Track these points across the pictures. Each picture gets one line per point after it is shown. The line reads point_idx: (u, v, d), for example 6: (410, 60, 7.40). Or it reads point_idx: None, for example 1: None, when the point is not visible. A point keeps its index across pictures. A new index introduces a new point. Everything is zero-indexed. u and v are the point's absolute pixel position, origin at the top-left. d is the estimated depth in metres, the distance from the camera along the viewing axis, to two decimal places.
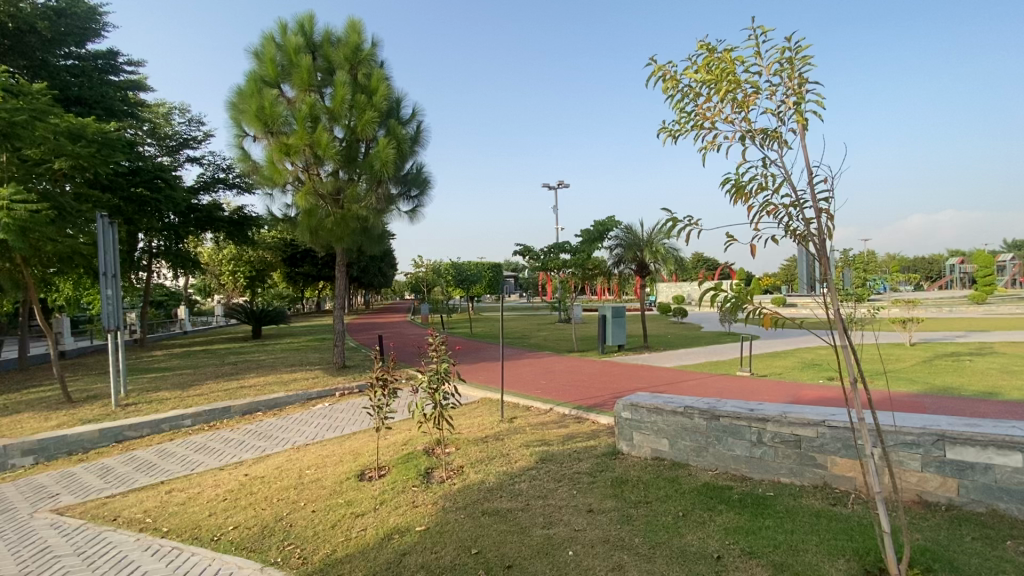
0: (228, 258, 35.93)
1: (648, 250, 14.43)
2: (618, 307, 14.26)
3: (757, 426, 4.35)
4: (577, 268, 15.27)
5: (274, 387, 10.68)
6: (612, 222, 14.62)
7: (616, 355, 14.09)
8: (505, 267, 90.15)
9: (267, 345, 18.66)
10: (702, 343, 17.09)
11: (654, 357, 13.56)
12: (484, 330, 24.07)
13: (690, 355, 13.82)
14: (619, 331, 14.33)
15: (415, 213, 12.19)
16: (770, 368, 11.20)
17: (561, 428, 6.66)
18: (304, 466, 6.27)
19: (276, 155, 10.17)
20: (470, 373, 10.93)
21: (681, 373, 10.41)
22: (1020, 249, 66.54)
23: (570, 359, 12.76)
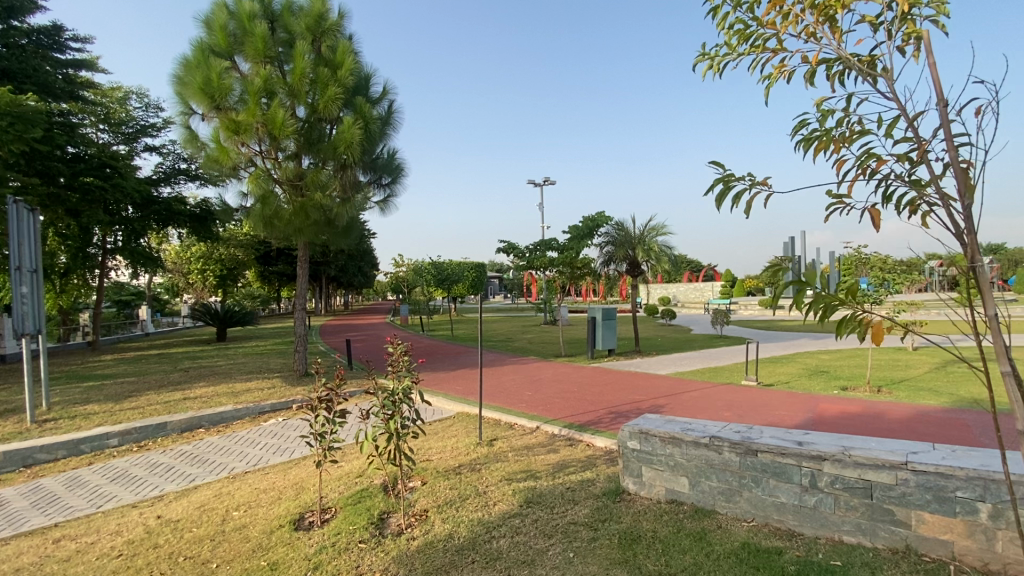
0: (197, 255, 34.09)
1: (641, 247, 13.39)
2: (609, 309, 13.24)
3: (810, 467, 3.31)
4: (564, 266, 14.19)
5: (223, 399, 9.39)
6: (602, 218, 13.58)
7: (607, 361, 13.06)
8: (490, 268, 88.92)
9: (229, 349, 17.22)
10: (696, 347, 16.17)
11: (649, 363, 12.53)
12: (466, 332, 22.89)
13: (686, 360, 12.85)
14: (610, 335, 13.29)
15: (386, 203, 11.06)
16: (775, 375, 10.27)
17: (550, 454, 5.56)
18: (233, 507, 5.05)
19: (224, 134, 8.97)
20: (447, 383, 9.76)
21: (682, 381, 9.39)
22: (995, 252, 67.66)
23: (558, 366, 11.64)
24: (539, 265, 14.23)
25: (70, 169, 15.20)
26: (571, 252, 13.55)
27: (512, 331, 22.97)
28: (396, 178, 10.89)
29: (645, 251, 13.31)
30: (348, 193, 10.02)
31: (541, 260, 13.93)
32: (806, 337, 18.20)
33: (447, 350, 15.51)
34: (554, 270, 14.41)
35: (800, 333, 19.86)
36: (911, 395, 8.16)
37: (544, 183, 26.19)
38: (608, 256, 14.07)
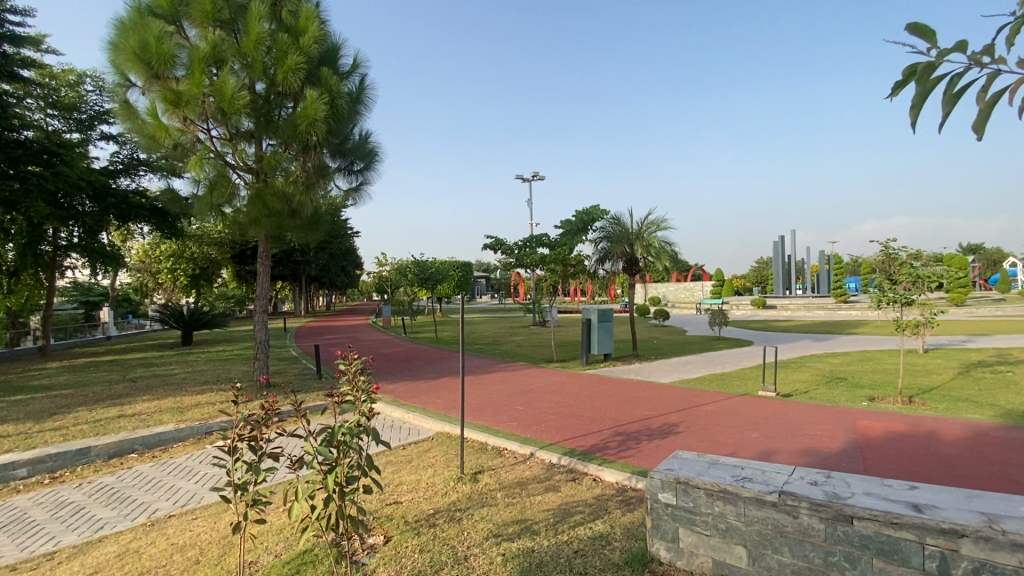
0: (167, 254, 32.37)
1: (639, 243, 12.33)
2: (605, 310, 12.17)
3: (942, 547, 2.30)
4: (556, 265, 12.92)
5: (165, 417, 8.11)
6: (598, 212, 12.51)
7: (604, 367, 11.99)
8: (476, 268, 87.34)
9: (192, 355, 15.85)
10: (695, 350, 15.21)
11: (649, 369, 11.48)
12: (451, 334, 21.64)
13: (688, 366, 11.83)
14: (606, 339, 12.21)
15: (358, 192, 9.87)
16: (791, 383, 9.29)
17: (551, 493, 4.45)
18: (136, 575, 3.82)
19: (161, 107, 7.67)
20: (425, 396, 8.60)
21: (692, 391, 8.35)
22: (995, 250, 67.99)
23: (552, 373, 10.52)
24: (529, 263, 13.05)
25: (8, 157, 13.68)
26: (563, 250, 12.41)
27: (499, 333, 21.77)
28: (369, 164, 9.72)
29: (643, 247, 12.25)
30: (311, 178, 8.81)
31: (531, 257, 12.76)
32: (808, 339, 17.34)
33: (429, 355, 14.27)
34: (545, 270, 13.22)
35: (800, 334, 19.01)
36: (952, 407, 7.23)
37: (533, 179, 25.03)
38: (604, 252, 13.01)
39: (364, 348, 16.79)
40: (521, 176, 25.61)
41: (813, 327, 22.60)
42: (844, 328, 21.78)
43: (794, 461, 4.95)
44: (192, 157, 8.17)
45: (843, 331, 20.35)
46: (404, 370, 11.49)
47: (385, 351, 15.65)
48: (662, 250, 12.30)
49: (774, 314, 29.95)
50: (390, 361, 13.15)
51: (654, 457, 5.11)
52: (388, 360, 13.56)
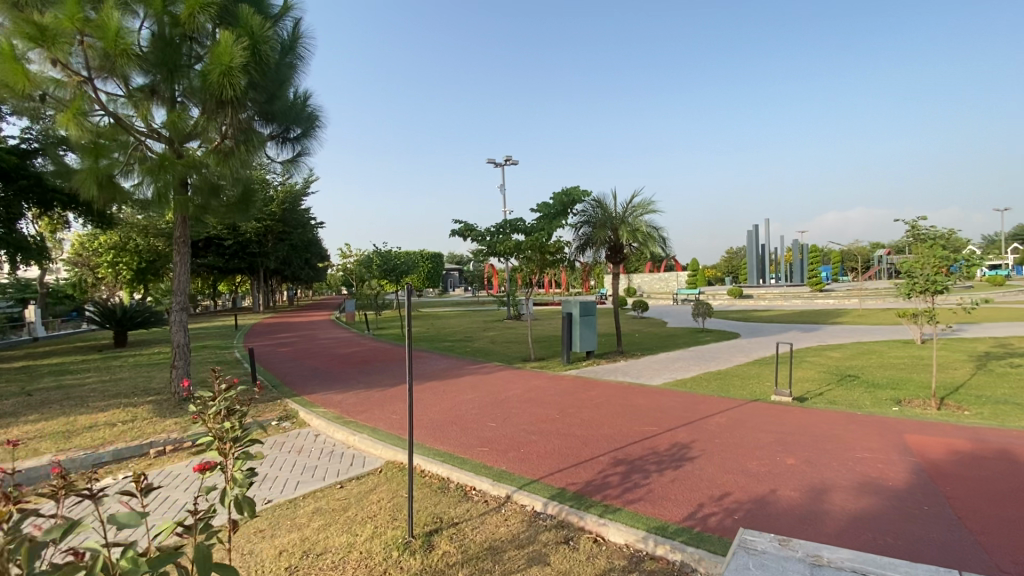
0: (108, 246, 29.72)
1: (624, 227, 11.07)
2: (587, 303, 10.88)
3: None
4: (532, 254, 11.44)
5: (43, 444, 6.39)
6: (579, 193, 11.18)
7: (588, 366, 10.72)
8: (448, 260, 85.36)
9: (120, 359, 13.90)
10: (681, 344, 14.12)
11: (638, 369, 10.26)
12: (418, 330, 20.09)
13: (680, 364, 10.66)
14: (589, 335, 10.93)
15: (296, 164, 8.31)
16: (799, 383, 8.20)
17: (535, 570, 3.08)
18: None
19: (18, 44, 5.98)
20: (379, 410, 7.11)
21: (694, 397, 7.12)
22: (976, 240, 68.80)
23: (530, 376, 9.17)
24: (502, 252, 11.61)
25: None
26: (540, 236, 11.01)
27: (471, 328, 20.32)
28: (308, 132, 8.15)
29: (629, 232, 11.00)
30: (232, 145, 7.22)
31: (504, 244, 11.32)
32: (795, 330, 16.52)
33: (391, 356, 12.73)
34: (520, 260, 11.79)
35: (785, 325, 18.22)
36: (996, 412, 6.19)
37: (505, 163, 23.50)
38: (585, 238, 11.71)
39: (320, 347, 15.09)
40: (494, 160, 24.06)
41: (795, 317, 21.94)
42: (826, 318, 21.20)
43: (857, 501, 3.71)
44: (63, 111, 6.50)
45: (826, 322, 19.71)
46: (359, 374, 9.93)
47: (342, 351, 14.01)
48: (649, 235, 11.07)
49: (752, 304, 29.43)
50: (346, 364, 11.56)
51: (673, 500, 3.79)
52: (343, 362, 11.95)
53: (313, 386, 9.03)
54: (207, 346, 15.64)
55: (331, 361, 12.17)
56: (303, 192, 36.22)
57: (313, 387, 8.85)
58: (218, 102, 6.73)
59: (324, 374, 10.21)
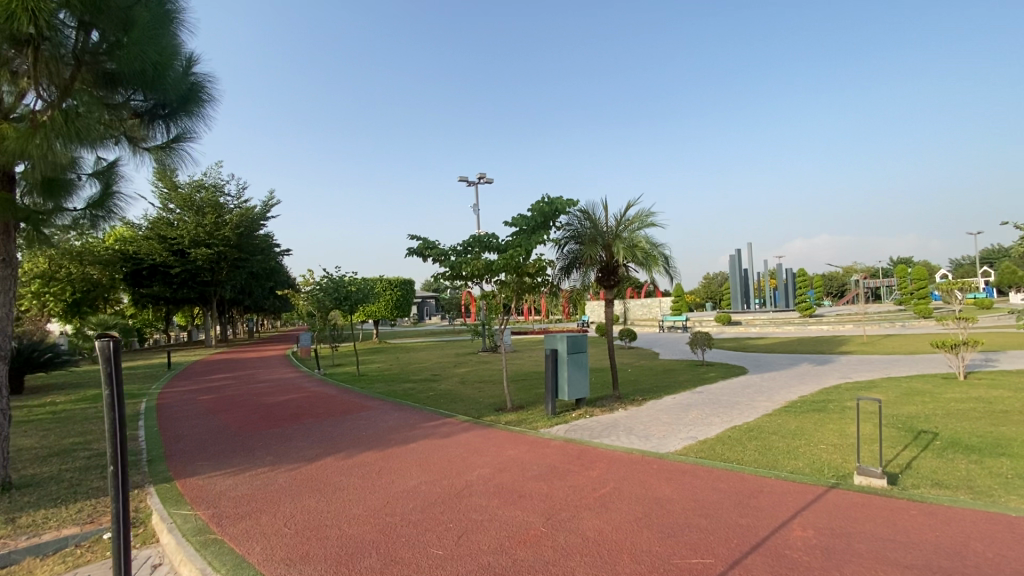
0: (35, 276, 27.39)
1: (619, 243, 8.95)
2: (576, 337, 8.64)
3: None
4: (508, 275, 9.15)
5: None
6: (569, 202, 9.06)
7: (578, 418, 8.41)
8: (423, 288, 82.17)
9: None
10: (685, 383, 11.94)
11: (643, 422, 8.00)
12: (379, 367, 17.50)
13: (694, 412, 8.47)
14: (579, 378, 8.64)
15: (170, 151, 6.07)
16: (870, 448, 6.05)
17: None
18: None
19: None
20: (271, 513, 4.67)
21: (742, 479, 4.88)
22: (975, 263, 70.65)
23: (504, 438, 6.82)
24: (470, 275, 9.27)
25: None
26: (519, 254, 8.75)
27: (440, 364, 17.85)
28: (188, 107, 6.06)
29: (626, 248, 8.87)
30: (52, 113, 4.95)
31: (473, 265, 9.01)
32: (807, 362, 14.56)
33: (332, 405, 10.19)
34: (493, 284, 9.48)
35: (792, 356, 16.31)
36: None
37: (479, 182, 21.37)
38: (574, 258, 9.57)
39: (251, 393, 12.39)
40: (466, 179, 21.81)
41: (796, 346, 20.18)
42: (829, 347, 19.41)
43: None
44: None
45: (833, 351, 17.88)
46: (276, 439, 7.39)
47: (276, 399, 11.39)
48: (651, 253, 8.94)
49: (744, 330, 27.73)
50: (268, 420, 8.98)
51: None
52: (268, 416, 9.40)
53: (200, 462, 6.47)
54: (112, 394, 12.74)
55: (254, 414, 9.57)
56: (262, 215, 33.54)
57: (199, 465, 6.30)
58: (11, 41, 4.68)
59: (230, 439, 7.64)
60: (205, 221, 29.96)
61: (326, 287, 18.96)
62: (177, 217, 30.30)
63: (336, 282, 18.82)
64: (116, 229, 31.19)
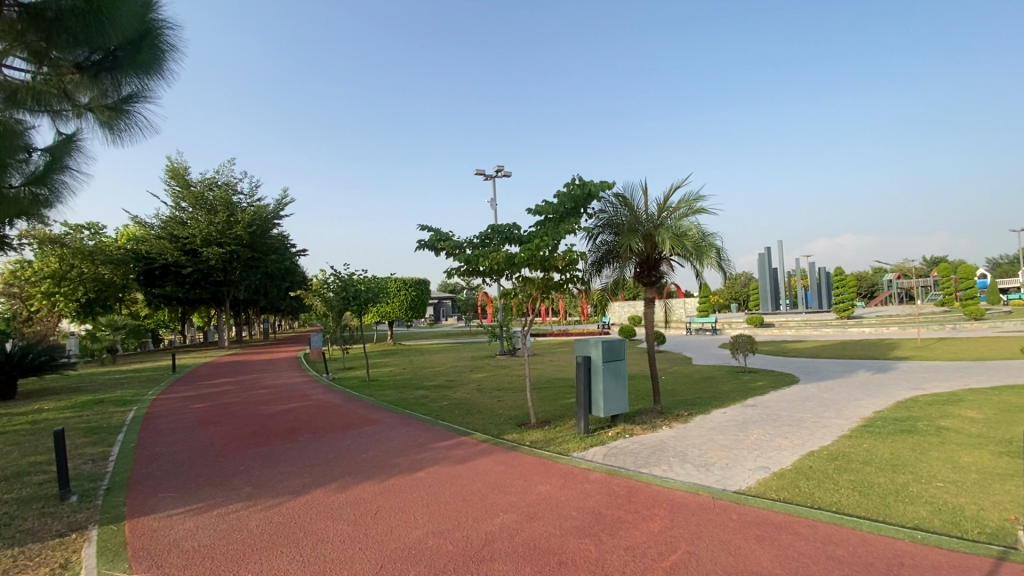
0: (46, 276, 27.04)
1: (663, 232, 7.61)
2: (613, 343, 7.35)
3: None
4: (532, 270, 7.82)
5: None
6: (603, 185, 7.73)
7: (616, 438, 7.13)
8: (439, 289, 81.41)
9: None
10: (731, 393, 10.53)
11: (695, 445, 6.68)
12: (391, 372, 16.41)
13: (755, 433, 7.12)
14: (617, 390, 7.35)
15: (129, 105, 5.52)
16: (1008, 491, 4.67)
17: None
18: None
19: None
20: None
21: (863, 543, 3.57)
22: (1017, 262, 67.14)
23: (532, 467, 5.58)
24: (489, 269, 7.98)
25: None
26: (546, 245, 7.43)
27: (456, 368, 16.69)
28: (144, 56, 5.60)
29: (672, 237, 7.52)
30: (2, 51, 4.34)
31: (493, 257, 7.72)
32: (863, 370, 13.03)
33: (334, 417, 9.06)
34: (515, 281, 8.20)
35: (842, 361, 14.76)
36: None
37: (496, 175, 20.11)
38: (607, 250, 8.29)
39: (250, 401, 11.36)
40: (482, 171, 20.52)
41: (841, 350, 18.56)
42: (881, 351, 17.69)
43: None
44: None
45: (887, 356, 16.19)
46: (261, 463, 6.26)
47: (274, 409, 10.33)
48: (701, 243, 7.60)
49: (778, 333, 26.06)
50: (259, 435, 7.89)
51: None
52: (261, 430, 8.31)
53: (166, 493, 5.36)
54: (103, 401, 11.82)
55: (245, 428, 8.50)
56: (275, 214, 32.90)
57: (161, 498, 5.19)
58: None
59: (209, 460, 6.54)
60: (216, 220, 29.29)
61: (333, 286, 17.92)
62: (189, 216, 29.75)
63: (344, 281, 17.77)
64: (128, 229, 30.81)
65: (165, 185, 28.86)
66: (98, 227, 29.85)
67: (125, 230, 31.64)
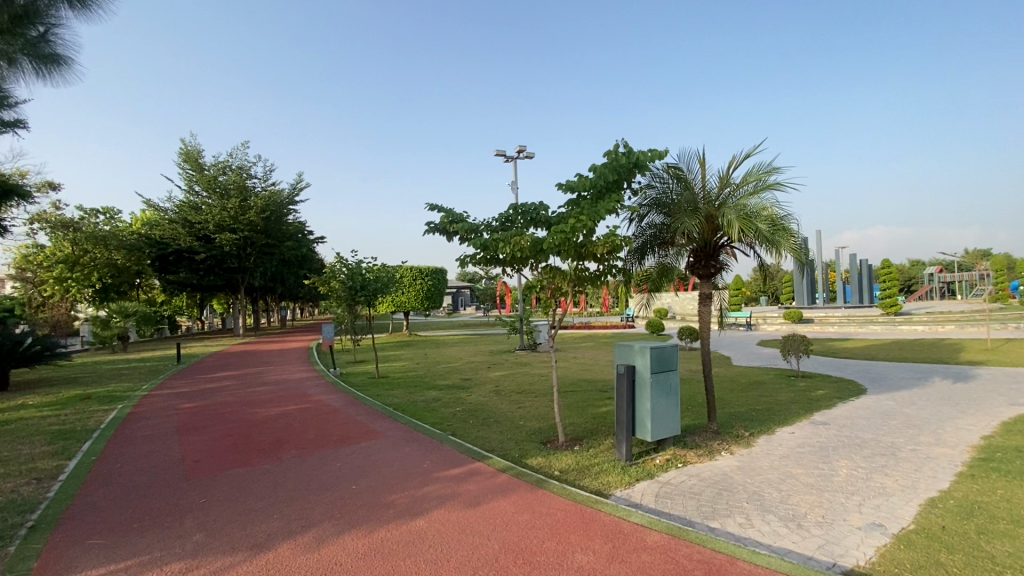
0: (60, 261, 26.57)
1: (729, 211, 6.07)
2: (664, 349, 5.93)
3: None
4: (564, 259, 6.34)
5: None
6: (653, 153, 6.22)
7: (667, 469, 5.74)
8: (458, 277, 80.52)
9: None
10: (791, 405, 9.00)
11: (772, 483, 5.23)
12: (402, 367, 15.25)
13: (843, 467, 5.65)
14: (667, 409, 5.95)
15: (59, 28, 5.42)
16: None
17: None
18: None
19: None
20: None
21: None
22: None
23: (565, 517, 4.23)
24: (511, 258, 6.57)
25: None
26: (582, 227, 5.97)
27: (472, 364, 15.44)
28: None
29: (740, 218, 5.97)
30: None
31: (516, 243, 6.30)
32: (938, 378, 11.31)
33: (330, 426, 7.85)
34: (542, 272, 6.80)
35: (909, 366, 12.99)
36: None
37: (517, 156, 18.57)
38: (654, 236, 6.87)
39: (245, 400, 10.30)
40: (502, 152, 19.01)
41: (898, 351, 16.72)
42: (945, 353, 15.81)
43: None
44: None
45: (957, 360, 14.32)
46: (226, 496, 5.05)
47: (268, 412, 9.20)
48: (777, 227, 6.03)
49: (818, 330, 24.18)
50: (239, 450, 6.72)
51: None
52: (244, 441, 7.15)
53: (95, 539, 4.25)
54: (89, 398, 10.87)
55: (228, 437, 7.35)
56: (290, 199, 32.04)
57: (84, 552, 3.99)
58: None
59: (169, 489, 5.36)
60: (229, 205, 28.48)
61: (341, 275, 16.80)
62: (202, 201, 29.03)
63: (352, 270, 16.69)
64: (142, 214, 30.31)
65: (178, 168, 28.15)
66: (112, 211, 29.45)
67: (140, 214, 31.15)
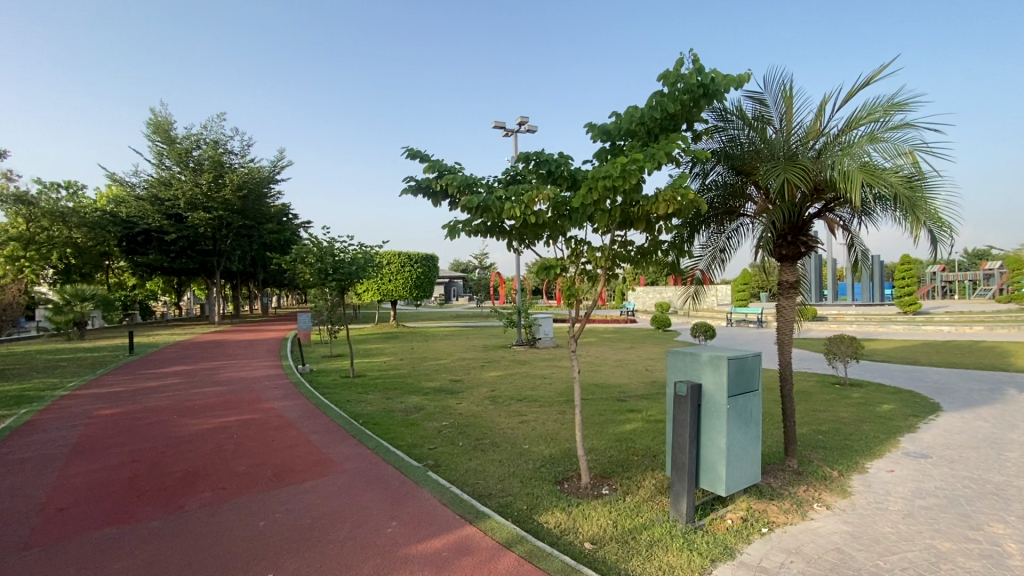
0: (12, 238, 24.20)
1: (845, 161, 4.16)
2: (744, 360, 4.06)
3: None
4: (600, 225, 4.26)
5: None
6: (735, 76, 4.27)
7: (749, 537, 3.89)
8: (450, 268, 78.55)
9: None
10: (862, 426, 7.18)
11: (926, 574, 3.38)
12: (384, 364, 13.28)
13: (1010, 543, 3.81)
14: (747, 446, 4.09)
15: None
16: None
17: None
18: None
19: None
20: None
21: None
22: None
23: None
24: (523, 223, 4.60)
25: None
26: (636, 173, 3.92)
27: (464, 362, 13.53)
28: None
29: (867, 169, 4.05)
30: None
31: (531, 199, 4.33)
32: (1017, 390, 9.54)
33: (275, 447, 5.92)
34: (564, 245, 4.88)
35: (971, 374, 11.19)
36: None
37: (519, 128, 16.52)
38: (717, 202, 5.07)
39: (180, 406, 8.31)
40: (501, 125, 16.96)
41: (941, 355, 15.00)
42: (992, 359, 14.15)
43: None
44: None
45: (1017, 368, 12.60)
46: None
47: (203, 423, 7.23)
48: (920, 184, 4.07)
49: (838, 329, 22.52)
50: (133, 489, 4.77)
51: None
52: (150, 471, 5.20)
53: None
54: None
55: (129, 466, 5.37)
56: (271, 177, 29.79)
57: None
58: None
59: None
60: (202, 180, 26.23)
61: (309, 257, 14.48)
62: (173, 175, 26.75)
63: (321, 250, 14.33)
64: (109, 189, 27.97)
65: (147, 139, 25.88)
66: (76, 186, 27.12)
67: (106, 190, 28.78)
